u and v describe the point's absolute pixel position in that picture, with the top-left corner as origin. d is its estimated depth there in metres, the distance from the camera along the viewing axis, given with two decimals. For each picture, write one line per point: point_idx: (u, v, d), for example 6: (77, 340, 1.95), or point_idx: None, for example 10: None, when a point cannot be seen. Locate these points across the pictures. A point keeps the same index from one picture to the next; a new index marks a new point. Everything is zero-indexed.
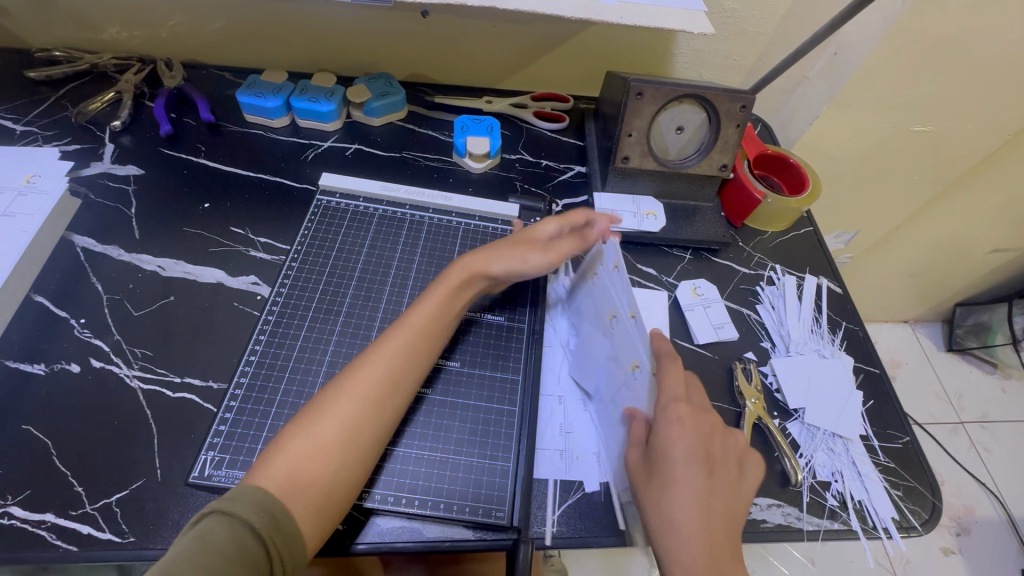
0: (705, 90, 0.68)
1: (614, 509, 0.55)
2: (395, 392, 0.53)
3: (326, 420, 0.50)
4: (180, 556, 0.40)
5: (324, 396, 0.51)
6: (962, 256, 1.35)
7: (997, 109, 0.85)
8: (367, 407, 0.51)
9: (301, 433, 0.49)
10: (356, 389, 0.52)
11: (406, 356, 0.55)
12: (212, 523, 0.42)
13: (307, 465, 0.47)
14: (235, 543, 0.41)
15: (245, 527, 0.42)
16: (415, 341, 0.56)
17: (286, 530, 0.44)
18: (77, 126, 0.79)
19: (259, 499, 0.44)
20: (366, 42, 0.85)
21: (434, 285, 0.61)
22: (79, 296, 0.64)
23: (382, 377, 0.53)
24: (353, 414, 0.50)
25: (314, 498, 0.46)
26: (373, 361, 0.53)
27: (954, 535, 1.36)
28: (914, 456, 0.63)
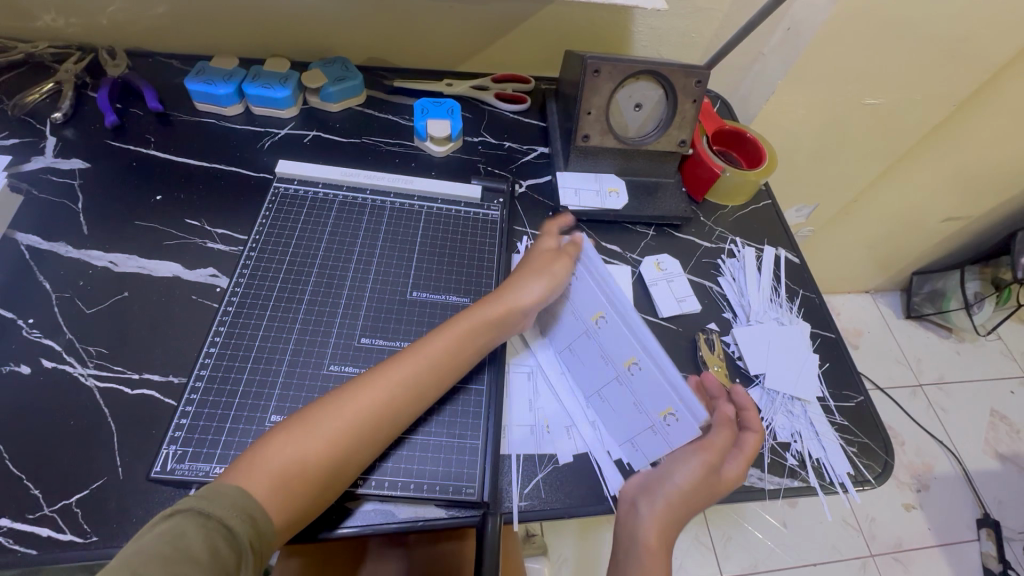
0: (661, 66, 0.69)
1: (582, 479, 0.56)
2: (391, 412, 0.52)
3: (320, 437, 0.48)
4: (150, 555, 0.39)
5: (317, 409, 0.50)
6: (916, 225, 1.41)
7: (941, 81, 0.89)
8: (361, 426, 0.50)
9: (292, 445, 0.47)
10: (351, 409, 0.50)
11: (414, 389, 0.53)
12: (185, 523, 0.41)
13: (289, 472, 0.46)
14: (209, 547, 0.41)
15: (220, 526, 0.42)
16: (420, 370, 0.54)
17: (264, 531, 0.44)
18: (15, 119, 0.75)
19: (239, 503, 0.44)
20: (319, 25, 0.83)
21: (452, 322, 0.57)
22: (26, 295, 0.61)
23: (383, 400, 0.51)
24: (344, 434, 0.49)
25: (292, 500, 0.46)
26: (374, 385, 0.52)
27: (915, 491, 1.43)
28: (868, 414, 0.66)
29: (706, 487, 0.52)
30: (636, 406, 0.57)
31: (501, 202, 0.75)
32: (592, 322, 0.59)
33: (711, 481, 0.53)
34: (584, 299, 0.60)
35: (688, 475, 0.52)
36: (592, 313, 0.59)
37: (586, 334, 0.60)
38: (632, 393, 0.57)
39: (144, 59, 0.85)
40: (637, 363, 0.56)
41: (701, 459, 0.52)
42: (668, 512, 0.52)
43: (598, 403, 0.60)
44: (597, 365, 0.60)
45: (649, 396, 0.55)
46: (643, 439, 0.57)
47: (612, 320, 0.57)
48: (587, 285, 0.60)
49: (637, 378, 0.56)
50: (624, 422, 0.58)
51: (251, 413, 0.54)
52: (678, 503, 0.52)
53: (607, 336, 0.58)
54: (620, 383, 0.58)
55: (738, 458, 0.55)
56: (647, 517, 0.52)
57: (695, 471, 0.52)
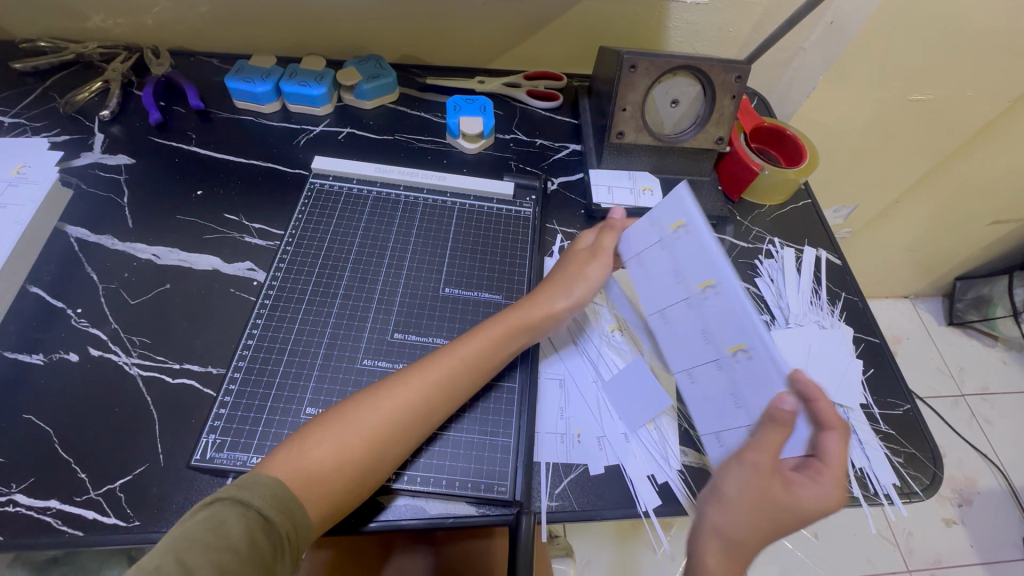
0: (699, 60, 0.67)
1: (615, 482, 0.56)
2: (427, 415, 0.52)
3: (356, 434, 0.48)
4: (191, 540, 0.40)
5: (353, 407, 0.50)
6: (962, 228, 1.34)
7: (995, 76, 0.84)
8: (397, 426, 0.50)
9: (328, 441, 0.48)
10: (390, 408, 0.50)
11: (448, 388, 0.53)
12: (226, 512, 0.42)
13: (326, 466, 0.47)
14: (248, 537, 0.42)
15: (259, 517, 0.43)
16: (458, 370, 0.54)
17: (300, 524, 0.45)
18: (66, 116, 0.78)
19: (277, 494, 0.44)
20: (354, 23, 0.84)
21: (486, 325, 0.57)
22: (74, 285, 0.64)
23: (418, 404, 0.51)
24: (382, 431, 0.49)
25: (329, 497, 0.46)
26: (411, 385, 0.52)
27: (956, 506, 1.36)
28: (914, 422, 0.63)
29: (763, 501, 0.45)
30: (733, 399, 0.51)
31: (533, 200, 0.75)
32: (698, 291, 0.52)
33: (776, 498, 0.45)
34: (689, 264, 0.52)
35: (739, 486, 0.46)
36: (699, 281, 0.52)
37: (686, 302, 0.53)
38: (731, 384, 0.51)
39: (186, 58, 0.87)
40: (746, 350, 0.49)
41: (745, 463, 0.47)
42: (725, 530, 0.46)
43: (686, 382, 0.55)
44: (696, 344, 0.54)
45: (756, 391, 0.49)
46: (725, 435, 0.52)
47: (724, 293, 0.49)
48: (695, 248, 0.51)
49: (744, 367, 0.49)
50: (717, 413, 0.53)
51: (287, 405, 0.55)
52: (731, 520, 0.46)
53: (715, 309, 0.51)
54: (721, 369, 0.51)
55: (824, 478, 0.45)
56: (705, 531, 0.47)
57: (747, 483, 0.46)
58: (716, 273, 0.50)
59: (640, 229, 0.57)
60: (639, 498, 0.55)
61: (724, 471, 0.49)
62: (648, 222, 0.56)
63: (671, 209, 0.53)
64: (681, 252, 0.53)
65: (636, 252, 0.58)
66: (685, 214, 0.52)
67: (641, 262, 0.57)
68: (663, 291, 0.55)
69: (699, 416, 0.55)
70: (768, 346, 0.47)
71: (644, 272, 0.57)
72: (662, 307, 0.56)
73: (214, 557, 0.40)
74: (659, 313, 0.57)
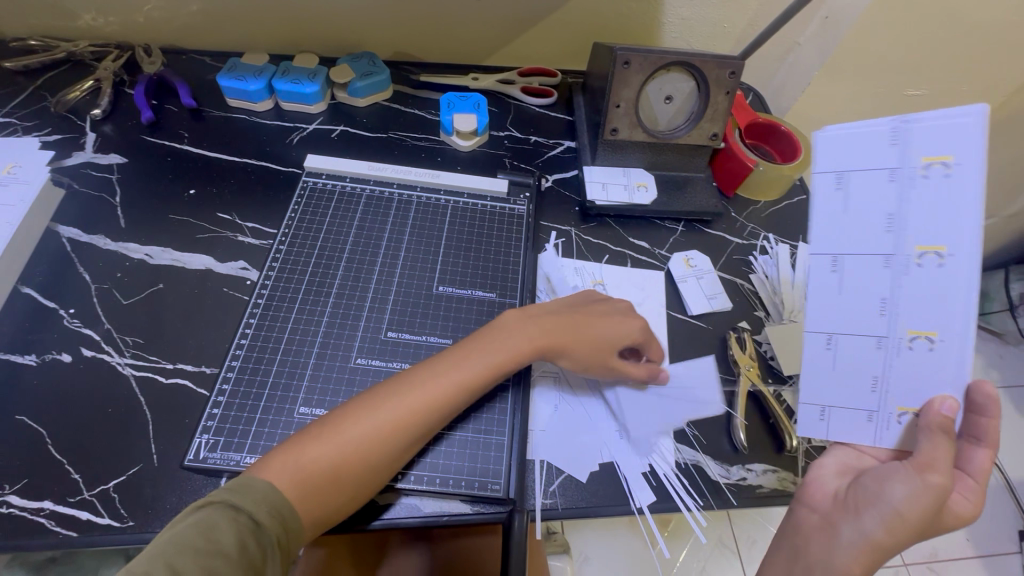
0: (693, 56, 0.67)
1: (609, 480, 0.56)
2: (420, 430, 0.50)
3: (347, 445, 0.48)
4: (183, 544, 0.40)
5: (346, 417, 0.49)
6: None
7: (990, 70, 0.84)
8: (391, 443, 0.49)
9: (321, 449, 0.47)
10: (387, 413, 0.49)
11: (444, 404, 0.51)
12: (217, 517, 0.42)
13: (319, 471, 0.46)
14: (238, 542, 0.41)
15: (249, 522, 0.43)
16: (455, 389, 0.52)
17: (291, 527, 0.45)
18: (57, 115, 0.78)
19: (269, 499, 0.44)
20: (346, 21, 0.83)
21: (489, 345, 0.55)
22: (67, 286, 0.63)
23: (414, 421, 0.50)
24: (374, 443, 0.48)
25: (322, 503, 0.46)
26: (406, 401, 0.50)
27: None
28: None
29: (932, 517, 0.44)
30: (875, 381, 0.50)
31: (527, 197, 0.74)
32: (911, 254, 0.48)
33: (937, 512, 0.44)
34: (915, 225, 0.47)
35: (914, 503, 0.43)
36: (923, 243, 0.47)
37: (886, 260, 0.48)
38: (884, 364, 0.49)
39: (177, 57, 0.87)
40: (936, 337, 0.48)
41: (922, 480, 0.43)
42: (881, 539, 0.44)
43: (818, 346, 0.51)
44: (869, 309, 0.49)
45: (910, 381, 0.49)
46: (840, 416, 0.51)
47: (953, 265, 0.46)
48: (934, 211, 0.47)
49: (913, 354, 0.48)
50: (841, 386, 0.51)
51: (281, 406, 0.55)
52: (896, 534, 0.44)
53: (916, 282, 0.48)
54: (882, 348, 0.49)
55: (969, 488, 0.46)
56: (851, 541, 0.45)
57: (918, 500, 0.43)
58: (953, 244, 0.46)
59: (874, 149, 0.49)
60: (633, 495, 0.55)
61: (878, 479, 0.46)
62: (890, 143, 0.48)
63: (939, 139, 0.46)
64: (916, 198, 0.47)
65: (848, 174, 0.49)
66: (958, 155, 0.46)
67: (849, 184, 0.49)
68: (858, 236, 0.49)
69: (810, 385, 0.52)
70: (966, 342, 0.46)
71: (845, 203, 0.49)
72: (843, 252, 0.50)
73: (204, 563, 0.39)
74: (830, 255, 0.50)
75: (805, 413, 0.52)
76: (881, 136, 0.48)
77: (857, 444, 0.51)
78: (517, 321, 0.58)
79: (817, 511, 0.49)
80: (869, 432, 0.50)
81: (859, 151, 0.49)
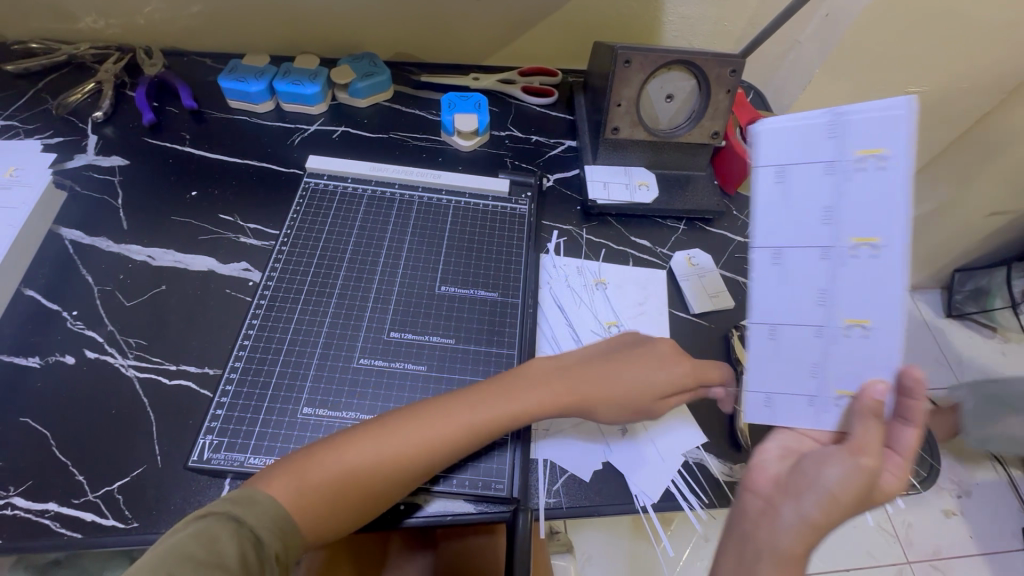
0: (694, 55, 0.67)
1: (613, 479, 0.56)
2: (437, 462, 0.49)
3: (357, 471, 0.47)
4: (180, 555, 0.40)
5: (358, 440, 0.48)
6: (960, 221, 1.34)
7: (992, 67, 0.84)
8: (403, 473, 0.48)
9: (329, 472, 0.47)
10: (391, 431, 0.49)
11: (465, 441, 0.50)
12: (216, 528, 0.42)
13: (324, 494, 0.46)
14: (239, 554, 0.41)
15: (249, 533, 0.43)
16: (480, 428, 0.51)
17: (293, 538, 0.45)
18: (59, 118, 0.78)
19: (270, 511, 0.44)
20: (346, 21, 0.83)
21: (522, 382, 0.54)
22: (69, 288, 0.63)
23: (430, 455, 0.49)
24: (384, 471, 0.48)
25: (323, 520, 0.46)
26: (423, 433, 0.49)
27: (956, 497, 1.37)
28: None
29: (863, 497, 0.43)
30: (814, 368, 0.47)
31: (529, 196, 0.74)
32: (848, 246, 0.44)
33: (869, 492, 0.44)
34: (846, 214, 0.44)
35: (848, 484, 0.43)
36: (859, 234, 0.44)
37: (820, 252, 0.45)
38: (822, 355, 0.46)
39: (178, 58, 0.87)
40: (867, 327, 0.45)
41: (855, 461, 0.43)
42: (816, 520, 0.43)
43: (762, 338, 0.47)
44: (806, 299, 0.46)
45: (845, 367, 0.46)
46: (784, 406, 0.48)
47: (884, 257, 0.44)
48: (866, 199, 0.43)
49: (847, 343, 0.46)
50: (782, 377, 0.48)
51: (284, 406, 0.55)
52: (831, 514, 0.43)
53: (853, 272, 0.45)
54: (820, 338, 0.46)
55: (896, 462, 0.46)
56: (790, 522, 0.44)
57: (853, 479, 0.43)
58: (887, 232, 0.43)
59: (810, 139, 0.44)
60: (637, 495, 0.55)
61: (815, 463, 0.45)
62: (828, 133, 0.43)
63: (875, 129, 0.42)
64: (847, 191, 0.44)
65: (787, 166, 0.44)
66: (890, 140, 0.42)
67: (788, 178, 0.45)
68: (795, 228, 0.45)
69: (755, 373, 0.48)
70: (898, 328, 0.44)
71: (786, 197, 0.45)
72: (785, 243, 0.45)
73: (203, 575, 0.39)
74: (772, 249, 0.46)
75: (751, 405, 0.49)
76: (815, 125, 0.44)
77: (799, 428, 0.48)
78: (545, 365, 0.55)
79: (760, 497, 0.47)
80: (811, 419, 0.48)
81: (795, 143, 0.44)
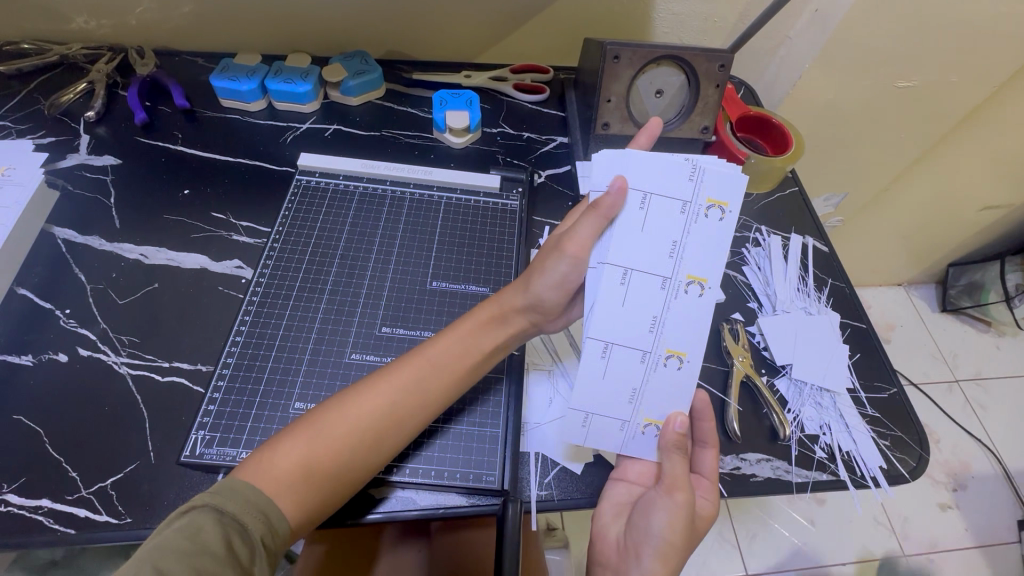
0: (682, 51, 0.68)
1: (604, 470, 0.56)
2: (399, 418, 0.51)
3: (326, 442, 0.48)
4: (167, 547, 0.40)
5: (322, 412, 0.49)
6: (953, 215, 1.35)
7: (981, 60, 0.84)
8: (366, 437, 0.49)
9: (298, 447, 0.47)
10: (361, 410, 0.49)
11: (420, 392, 0.52)
12: (200, 520, 0.42)
13: (296, 471, 0.46)
14: (224, 543, 0.41)
15: (235, 523, 0.43)
16: (425, 372, 0.52)
17: (277, 529, 0.45)
18: (51, 118, 0.78)
19: (252, 499, 0.44)
20: (338, 19, 0.83)
21: (458, 323, 0.55)
22: (62, 287, 0.64)
23: (388, 409, 0.50)
24: (350, 437, 0.48)
25: (303, 502, 0.46)
26: (377, 391, 0.51)
27: (952, 491, 1.37)
28: (900, 407, 0.64)
29: (688, 530, 0.51)
30: (633, 395, 0.53)
31: (520, 192, 0.75)
32: (681, 282, 0.51)
33: (692, 523, 0.51)
34: (685, 254, 0.51)
35: (671, 524, 0.50)
36: (691, 273, 0.51)
37: (662, 283, 0.51)
38: (642, 379, 0.53)
39: (170, 58, 0.87)
40: (680, 359, 0.52)
41: (671, 501, 0.50)
42: (657, 574, 0.50)
43: (594, 353, 0.52)
44: (634, 325, 0.52)
45: (657, 400, 0.53)
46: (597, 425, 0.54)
47: (704, 298, 0.51)
48: (700, 245, 0.50)
49: (664, 371, 0.52)
50: (608, 400, 0.53)
51: (276, 401, 0.55)
52: (668, 550, 0.50)
53: (682, 308, 0.51)
54: (644, 363, 0.52)
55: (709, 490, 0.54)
56: None
57: (674, 519, 0.50)
58: (710, 274, 0.51)
59: (667, 178, 0.50)
60: None
61: (644, 510, 0.51)
62: (686, 178, 0.50)
63: (720, 186, 0.50)
64: (693, 233, 0.50)
65: (652, 195, 0.50)
66: (723, 194, 0.50)
67: (648, 207, 0.50)
68: (649, 256, 0.51)
69: (587, 393, 0.53)
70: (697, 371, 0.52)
71: (642, 224, 0.50)
72: (635, 266, 0.50)
73: (190, 565, 0.39)
74: (622, 268, 0.50)
75: (571, 420, 0.54)
76: (678, 170, 0.50)
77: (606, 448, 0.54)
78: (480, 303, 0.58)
79: (609, 566, 0.53)
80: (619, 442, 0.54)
81: (647, 174, 0.50)
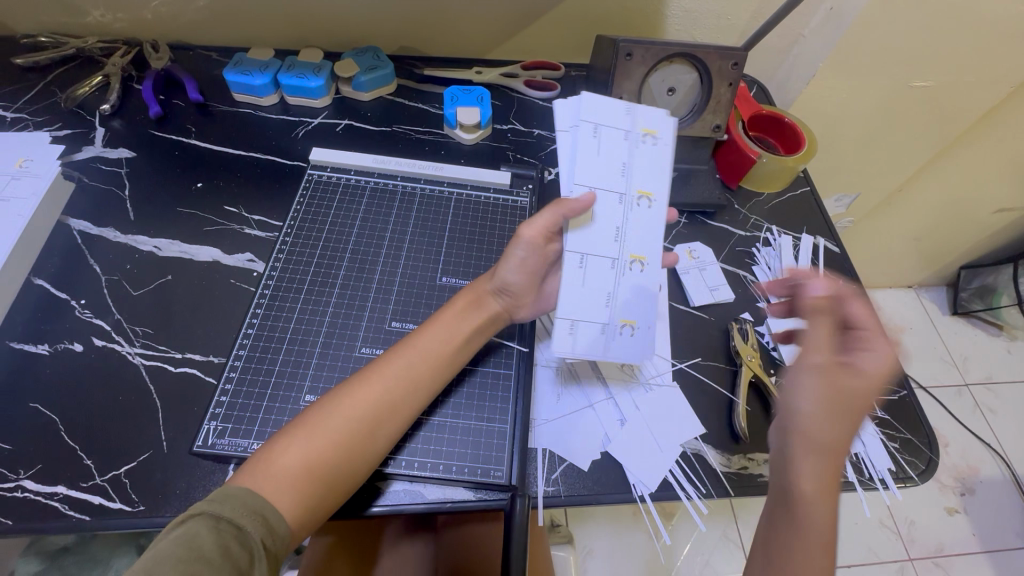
0: (695, 48, 0.67)
1: (610, 467, 0.56)
2: (393, 408, 0.51)
3: (323, 437, 0.48)
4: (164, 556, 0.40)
5: (317, 409, 0.50)
6: (966, 217, 1.33)
7: (998, 61, 0.83)
8: (359, 429, 0.49)
9: (294, 447, 0.48)
10: (355, 406, 0.50)
11: (411, 382, 0.52)
12: (197, 527, 0.42)
13: (296, 470, 0.47)
14: (221, 547, 0.41)
15: (231, 527, 0.43)
16: (417, 365, 0.53)
17: (276, 529, 0.45)
18: (68, 111, 0.79)
19: (249, 503, 0.44)
20: (350, 14, 0.84)
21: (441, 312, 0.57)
22: (77, 278, 0.64)
23: (381, 401, 0.51)
24: (346, 431, 0.49)
25: (304, 498, 0.47)
26: (371, 383, 0.51)
27: (959, 495, 1.36)
28: (911, 409, 0.63)
29: (838, 392, 0.47)
30: (606, 297, 0.55)
31: (530, 189, 0.75)
32: (635, 197, 0.56)
33: (849, 387, 0.47)
34: (634, 171, 0.56)
35: (813, 391, 0.48)
36: (641, 188, 0.56)
37: (620, 199, 0.56)
38: (614, 282, 0.55)
39: (184, 52, 0.87)
40: (641, 264, 0.56)
41: (811, 368, 0.49)
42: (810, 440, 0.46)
43: (572, 265, 0.55)
44: (606, 237, 0.55)
45: (626, 299, 0.56)
46: (575, 328, 0.55)
47: (656, 209, 0.56)
48: (642, 161, 0.57)
49: (632, 275, 0.56)
50: (583, 300, 0.55)
51: (288, 393, 0.56)
52: (821, 420, 0.46)
53: (640, 219, 0.56)
54: (614, 268, 0.55)
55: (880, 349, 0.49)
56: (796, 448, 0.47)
57: (818, 383, 0.48)
58: (655, 188, 0.56)
59: (614, 112, 0.58)
60: (638, 496, 0.55)
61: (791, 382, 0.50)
62: (624, 111, 0.58)
63: (651, 118, 0.58)
64: (638, 156, 0.57)
65: (602, 126, 0.57)
66: (656, 123, 0.58)
67: (599, 133, 0.57)
68: (609, 176, 0.56)
69: (565, 298, 0.55)
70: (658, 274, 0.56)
71: (597, 147, 0.56)
72: (597, 184, 0.56)
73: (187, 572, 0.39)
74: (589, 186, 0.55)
75: (557, 327, 0.55)
76: (617, 107, 0.58)
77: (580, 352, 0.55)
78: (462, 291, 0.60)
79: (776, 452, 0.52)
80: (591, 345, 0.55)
81: (598, 109, 0.58)
